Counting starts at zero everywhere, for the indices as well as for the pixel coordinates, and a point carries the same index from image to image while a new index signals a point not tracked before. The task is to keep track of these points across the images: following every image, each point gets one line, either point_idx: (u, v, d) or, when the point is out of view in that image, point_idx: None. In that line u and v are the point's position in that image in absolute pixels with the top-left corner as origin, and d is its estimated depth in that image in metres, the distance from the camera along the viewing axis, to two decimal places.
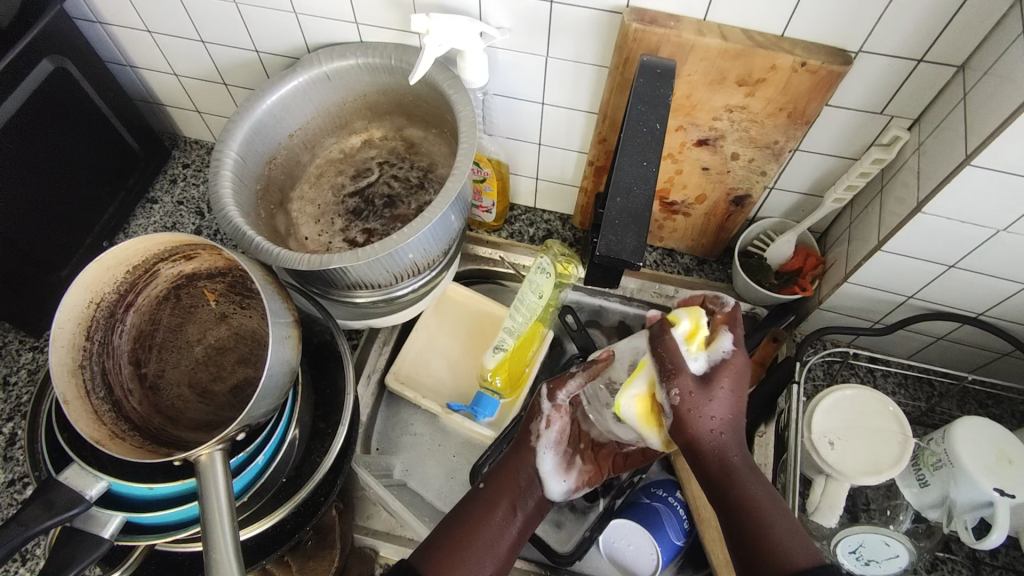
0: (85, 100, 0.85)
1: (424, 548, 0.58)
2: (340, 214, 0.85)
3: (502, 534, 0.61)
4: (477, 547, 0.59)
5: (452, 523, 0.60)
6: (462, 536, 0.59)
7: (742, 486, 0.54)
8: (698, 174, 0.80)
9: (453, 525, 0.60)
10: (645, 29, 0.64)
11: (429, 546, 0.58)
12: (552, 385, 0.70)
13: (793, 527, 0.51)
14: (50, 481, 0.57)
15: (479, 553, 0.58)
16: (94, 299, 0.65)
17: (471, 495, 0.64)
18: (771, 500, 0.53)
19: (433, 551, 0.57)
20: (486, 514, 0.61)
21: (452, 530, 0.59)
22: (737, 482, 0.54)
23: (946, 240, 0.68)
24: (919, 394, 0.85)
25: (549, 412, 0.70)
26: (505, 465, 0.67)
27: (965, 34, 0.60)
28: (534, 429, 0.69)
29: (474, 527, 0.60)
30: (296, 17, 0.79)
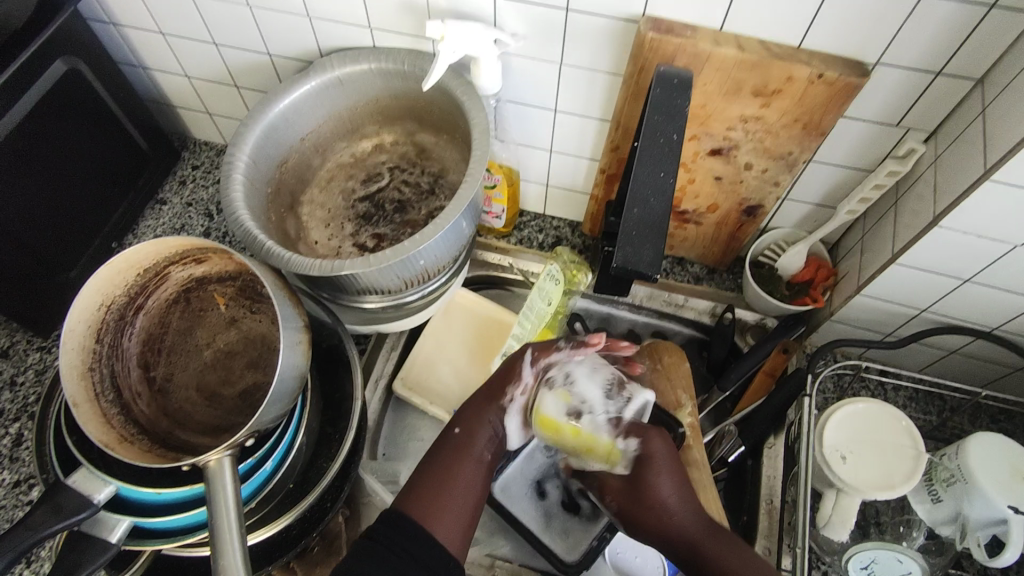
0: (96, 100, 0.85)
1: (406, 493, 0.58)
2: (350, 218, 0.85)
3: (479, 474, 0.62)
4: (457, 486, 0.59)
5: (428, 467, 0.61)
6: (440, 480, 0.59)
7: (712, 554, 0.56)
8: (711, 183, 0.80)
9: (428, 471, 0.60)
10: (661, 38, 0.64)
11: (409, 490, 0.59)
12: (537, 351, 0.69)
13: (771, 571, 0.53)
14: (59, 484, 0.56)
15: (460, 491, 0.59)
16: (105, 301, 0.65)
17: (442, 438, 0.63)
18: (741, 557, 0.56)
19: (415, 495, 0.58)
20: (460, 455, 0.62)
21: (430, 475, 0.60)
22: (705, 552, 0.56)
23: (962, 254, 0.67)
24: (930, 408, 0.84)
25: (529, 375, 0.67)
26: (472, 405, 0.66)
27: (984, 48, 0.60)
28: (508, 392, 0.66)
29: (452, 471, 0.60)
30: (310, 21, 0.79)
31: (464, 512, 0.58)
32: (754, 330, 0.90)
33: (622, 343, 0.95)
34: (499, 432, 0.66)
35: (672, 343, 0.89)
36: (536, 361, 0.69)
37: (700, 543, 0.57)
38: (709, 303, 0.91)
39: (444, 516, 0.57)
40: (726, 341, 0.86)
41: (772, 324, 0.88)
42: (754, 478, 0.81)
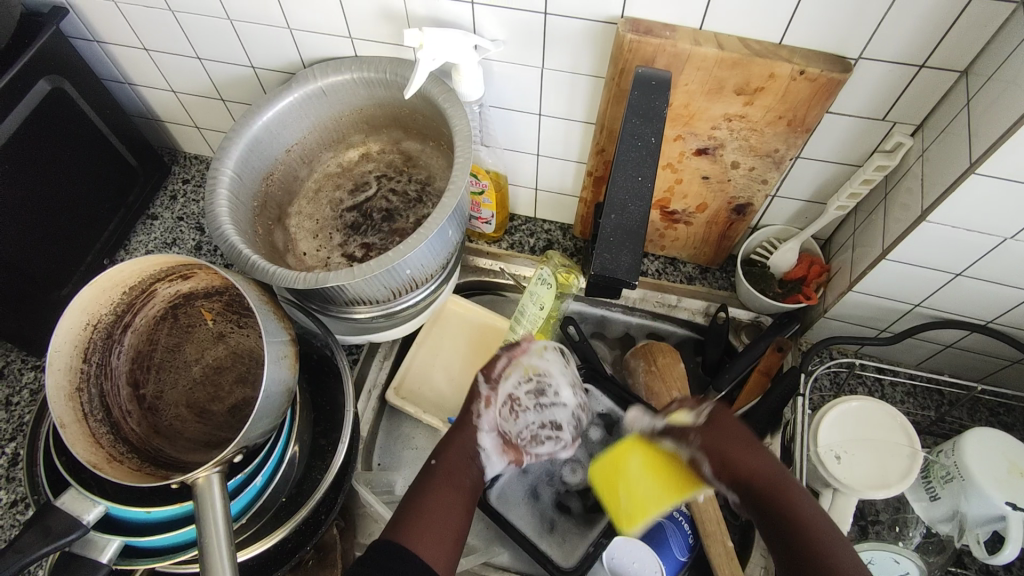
0: (81, 118, 0.85)
1: (393, 522, 0.60)
2: (338, 228, 0.85)
3: (457, 502, 0.64)
4: (435, 510, 0.61)
5: (414, 499, 0.62)
6: (428, 505, 0.61)
7: (792, 507, 0.58)
8: (698, 183, 0.79)
9: (410, 501, 0.62)
10: (639, 39, 0.64)
11: (395, 519, 0.61)
12: (485, 372, 0.76)
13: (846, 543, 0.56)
14: (49, 506, 0.56)
15: (439, 516, 0.61)
16: (91, 321, 0.65)
17: (422, 472, 0.66)
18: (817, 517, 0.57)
19: (401, 522, 0.60)
20: (442, 484, 0.64)
21: (414, 505, 0.61)
22: (787, 506, 0.58)
23: (953, 248, 0.66)
24: (928, 403, 0.84)
25: (487, 393, 0.74)
26: (451, 440, 0.70)
27: (967, 39, 0.59)
28: (473, 409, 0.73)
29: (435, 497, 0.62)
30: (290, 33, 0.79)
31: (447, 535, 0.60)
32: (750, 328, 0.89)
33: (616, 347, 0.93)
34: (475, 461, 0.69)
35: (664, 343, 0.89)
36: (489, 379, 0.75)
37: (776, 490, 0.60)
38: (702, 302, 0.91)
39: (426, 538, 0.58)
40: (721, 341, 0.86)
41: (767, 323, 0.88)
42: None
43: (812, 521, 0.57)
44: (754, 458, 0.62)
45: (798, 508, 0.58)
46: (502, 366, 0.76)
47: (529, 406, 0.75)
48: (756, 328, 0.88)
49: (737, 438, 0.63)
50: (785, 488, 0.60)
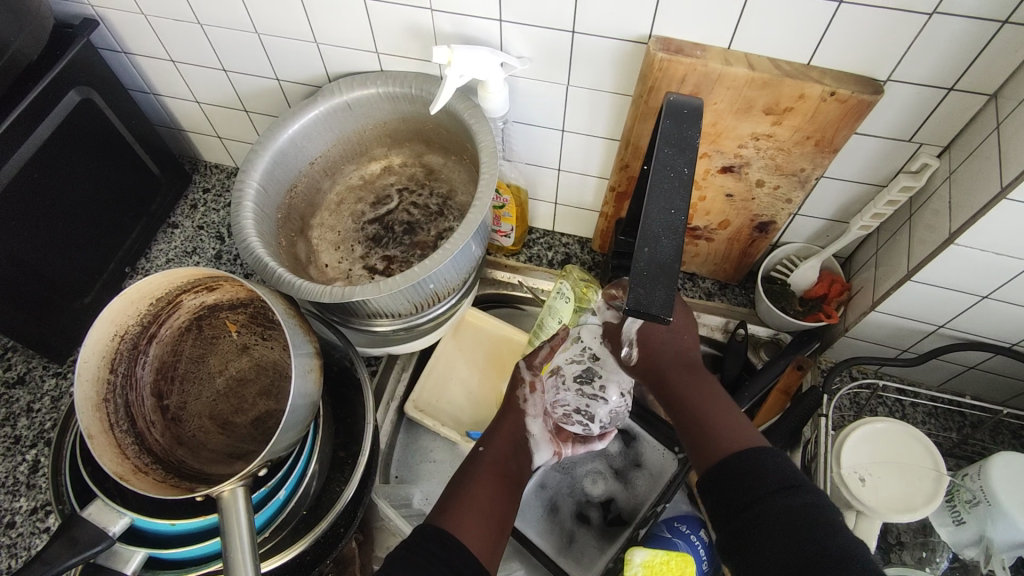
0: (107, 127, 0.85)
1: (439, 509, 0.57)
2: (360, 240, 0.85)
3: (503, 492, 0.61)
4: (484, 499, 0.59)
5: (461, 487, 0.60)
6: (476, 492, 0.59)
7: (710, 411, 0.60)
8: (721, 201, 0.79)
9: (455, 489, 0.60)
10: (668, 59, 0.64)
11: (443, 505, 0.58)
12: (528, 358, 0.76)
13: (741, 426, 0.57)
14: (74, 517, 0.57)
15: (487, 504, 0.58)
16: (118, 332, 0.65)
17: (469, 459, 0.64)
18: (711, 396, 0.61)
19: (447, 509, 0.57)
20: (490, 473, 0.62)
21: (460, 494, 0.59)
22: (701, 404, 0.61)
23: (981, 271, 0.66)
24: (950, 425, 0.83)
25: (530, 380, 0.74)
26: (496, 431, 0.69)
27: (998, 63, 0.59)
28: (519, 395, 0.73)
29: (482, 484, 0.60)
30: (317, 46, 0.79)
31: (493, 523, 0.57)
32: (769, 346, 0.89)
33: None
34: (522, 447, 0.70)
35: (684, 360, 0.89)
36: (531, 366, 0.75)
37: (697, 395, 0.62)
38: (721, 318, 0.91)
39: (474, 525, 0.55)
40: (740, 357, 0.85)
41: (786, 340, 0.88)
42: None
43: (705, 398, 0.61)
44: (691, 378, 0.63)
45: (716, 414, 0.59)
46: (545, 354, 0.75)
47: (572, 386, 0.71)
48: (775, 346, 0.88)
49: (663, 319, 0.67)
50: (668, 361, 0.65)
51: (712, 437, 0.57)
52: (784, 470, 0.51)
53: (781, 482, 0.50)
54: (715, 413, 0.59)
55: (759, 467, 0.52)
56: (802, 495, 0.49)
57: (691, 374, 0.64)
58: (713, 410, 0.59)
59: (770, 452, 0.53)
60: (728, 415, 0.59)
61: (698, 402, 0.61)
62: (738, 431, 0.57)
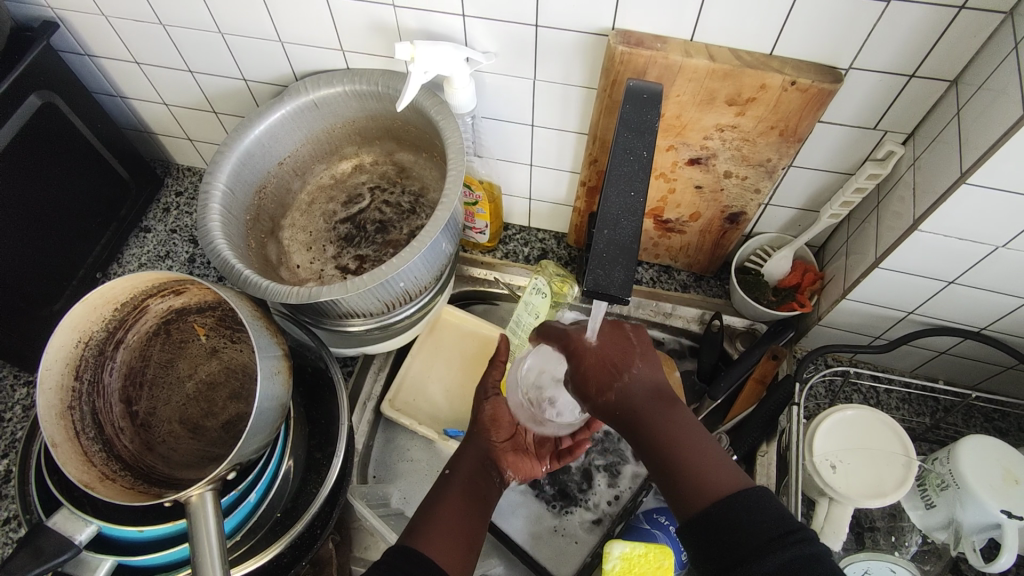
0: (71, 131, 0.84)
1: (409, 530, 0.58)
2: (332, 240, 0.85)
3: (473, 508, 0.61)
4: (453, 519, 0.59)
5: (430, 509, 0.60)
6: (447, 514, 0.60)
7: (660, 423, 0.54)
8: (691, 192, 0.80)
9: (426, 509, 0.60)
10: (631, 51, 0.64)
11: (414, 524, 0.59)
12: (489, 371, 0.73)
13: (719, 459, 0.53)
14: (39, 527, 0.56)
15: (456, 525, 0.59)
16: (83, 338, 0.65)
17: (439, 482, 0.64)
18: (686, 433, 0.54)
19: (416, 530, 0.58)
20: (459, 496, 0.62)
21: (428, 515, 0.59)
22: (655, 423, 0.54)
23: (947, 257, 0.66)
24: (923, 410, 0.84)
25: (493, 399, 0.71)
26: (463, 448, 0.68)
27: (956, 49, 0.59)
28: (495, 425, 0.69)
29: (448, 505, 0.60)
30: (282, 45, 0.78)
31: (461, 540, 0.58)
32: (745, 336, 0.89)
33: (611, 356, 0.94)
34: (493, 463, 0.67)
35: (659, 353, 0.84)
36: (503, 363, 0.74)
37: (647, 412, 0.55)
38: (697, 310, 0.91)
39: (441, 546, 0.56)
40: (716, 348, 0.86)
41: (762, 330, 0.88)
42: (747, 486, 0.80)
43: (685, 438, 0.54)
44: (671, 415, 0.55)
45: (691, 454, 0.53)
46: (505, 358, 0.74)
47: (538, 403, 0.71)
48: (751, 336, 0.88)
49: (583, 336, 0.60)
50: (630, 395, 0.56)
51: (699, 488, 0.51)
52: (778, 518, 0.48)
53: (774, 530, 0.47)
54: (697, 459, 0.53)
55: (751, 523, 0.48)
56: (798, 546, 0.46)
57: (668, 406, 0.56)
58: (685, 450, 0.54)
59: (759, 493, 0.50)
60: (708, 458, 0.53)
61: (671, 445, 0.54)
62: (719, 476, 0.52)
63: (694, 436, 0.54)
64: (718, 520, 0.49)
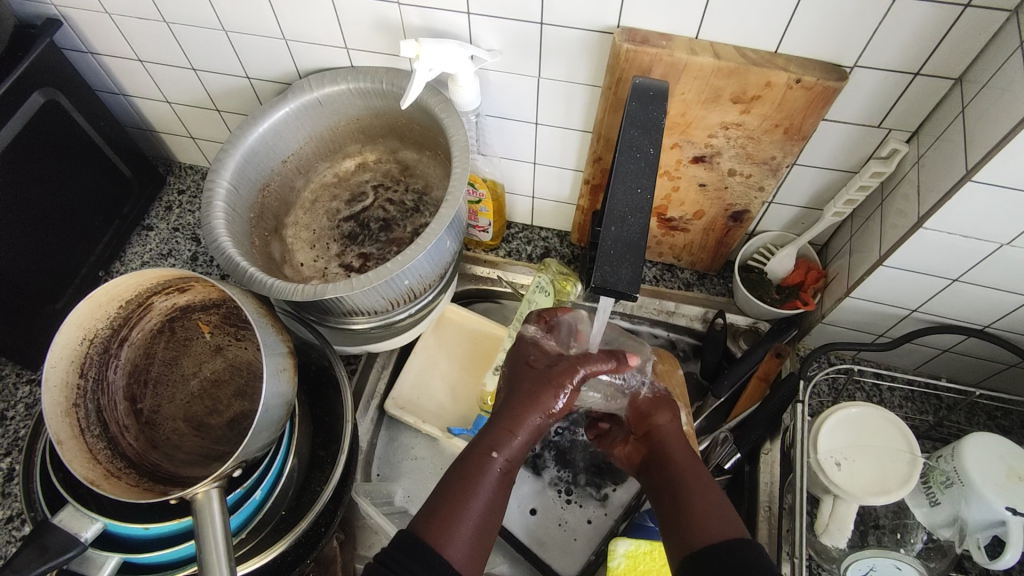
0: (75, 129, 0.84)
1: (424, 515, 0.56)
2: (335, 238, 0.85)
3: (495, 490, 0.58)
4: (475, 507, 0.56)
5: (453, 489, 0.57)
6: (469, 500, 0.56)
7: (675, 463, 0.60)
8: (695, 190, 0.80)
9: (449, 491, 0.57)
10: (636, 49, 0.64)
11: (429, 509, 0.56)
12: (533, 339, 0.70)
13: (718, 506, 0.56)
14: (45, 524, 0.56)
15: (478, 513, 0.56)
16: (88, 335, 0.65)
17: (468, 452, 0.60)
18: (695, 473, 0.59)
19: (433, 516, 0.55)
20: (490, 478, 0.58)
21: (450, 500, 0.56)
22: (671, 463, 0.61)
23: (951, 254, 0.67)
24: (926, 408, 0.84)
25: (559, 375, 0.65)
26: (501, 421, 0.62)
27: (961, 47, 0.59)
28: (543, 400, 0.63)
29: (475, 490, 0.57)
30: (286, 43, 0.78)
31: (482, 529, 0.56)
32: (747, 334, 0.89)
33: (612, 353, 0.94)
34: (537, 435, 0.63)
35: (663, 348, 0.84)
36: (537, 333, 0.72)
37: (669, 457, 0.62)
38: (700, 308, 0.91)
39: (459, 536, 0.54)
40: (719, 347, 0.86)
41: (765, 329, 0.88)
42: (751, 483, 0.81)
43: (690, 474, 0.59)
44: (680, 458, 0.61)
45: (692, 496, 0.57)
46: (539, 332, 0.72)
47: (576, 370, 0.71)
48: (753, 334, 0.88)
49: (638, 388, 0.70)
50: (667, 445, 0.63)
51: (691, 528, 0.55)
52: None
53: None
54: (696, 501, 0.56)
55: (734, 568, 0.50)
56: None
57: (684, 451, 0.62)
58: (699, 503, 0.56)
59: (751, 546, 0.52)
60: (708, 501, 0.56)
61: (687, 496, 0.57)
62: (723, 525, 0.54)
63: (710, 497, 0.57)
64: (709, 562, 0.51)
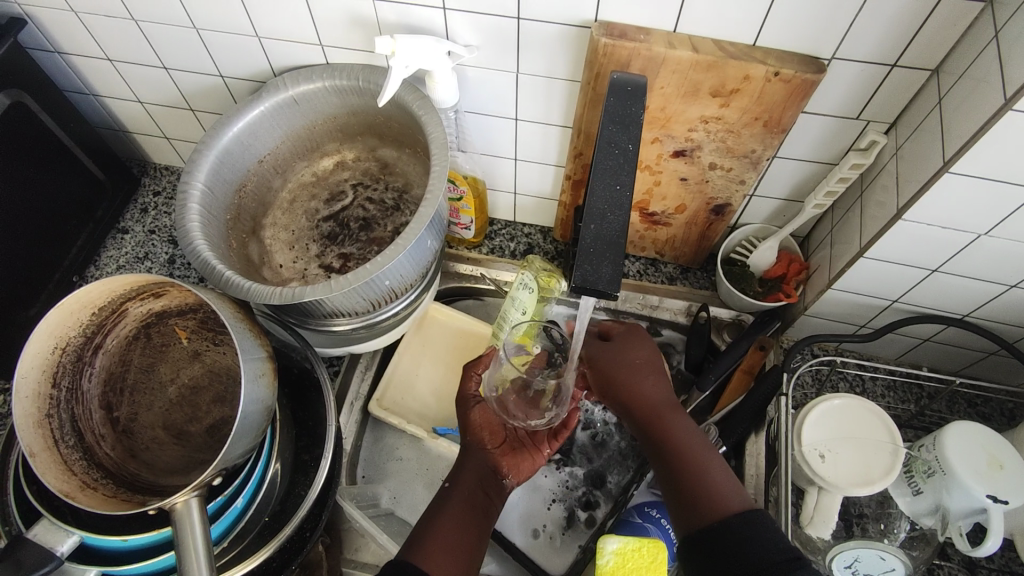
0: (43, 131, 0.82)
1: (411, 543, 0.60)
2: (314, 238, 0.83)
3: (475, 520, 0.64)
4: (451, 531, 0.62)
5: (436, 515, 0.63)
6: (447, 526, 0.62)
7: (671, 430, 0.66)
8: (677, 184, 0.79)
9: (430, 519, 0.63)
10: (614, 43, 0.63)
11: (417, 535, 0.61)
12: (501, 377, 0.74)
13: (725, 476, 0.62)
14: (18, 539, 0.55)
15: (455, 538, 0.61)
16: (60, 344, 0.63)
17: (439, 496, 0.66)
18: (695, 443, 0.64)
19: (417, 543, 0.60)
20: (461, 508, 0.64)
21: (430, 524, 0.62)
22: (666, 426, 0.66)
23: (930, 245, 0.67)
24: (908, 397, 0.85)
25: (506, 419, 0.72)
26: (466, 458, 0.69)
27: (936, 39, 0.59)
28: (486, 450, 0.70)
29: (450, 518, 0.63)
30: (259, 41, 0.77)
31: (461, 551, 0.60)
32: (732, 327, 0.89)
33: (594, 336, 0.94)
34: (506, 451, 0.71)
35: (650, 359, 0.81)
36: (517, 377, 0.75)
37: (658, 417, 0.67)
38: (684, 303, 0.91)
39: (439, 558, 0.59)
40: (703, 340, 0.86)
41: (748, 321, 0.88)
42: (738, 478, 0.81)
43: (688, 448, 0.64)
44: (674, 424, 0.66)
45: (704, 468, 0.62)
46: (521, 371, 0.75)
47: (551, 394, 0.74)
48: (737, 326, 0.88)
49: (624, 366, 0.71)
50: (659, 411, 0.67)
51: (704, 505, 0.59)
52: (780, 547, 0.54)
53: (783, 556, 0.52)
54: (703, 473, 0.62)
55: (750, 544, 0.54)
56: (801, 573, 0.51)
57: (676, 417, 0.67)
58: (700, 473, 0.62)
59: (763, 517, 0.57)
60: (719, 484, 0.61)
61: (684, 460, 0.63)
62: (732, 500, 0.59)
63: (710, 463, 0.63)
64: (717, 536, 0.56)
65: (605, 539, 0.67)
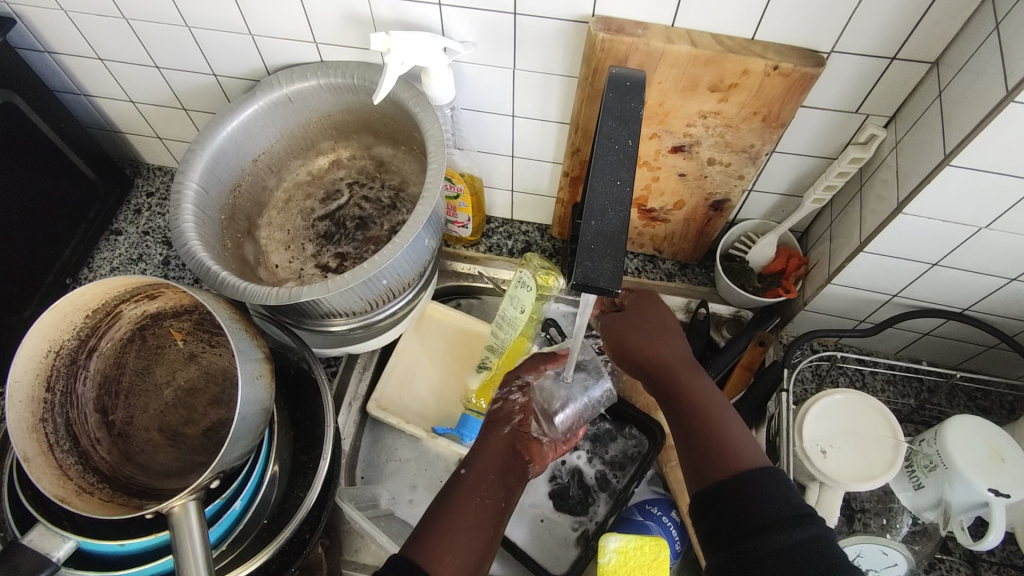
0: (32, 131, 0.81)
1: (415, 537, 0.56)
2: (311, 238, 0.82)
3: (488, 514, 0.58)
4: (465, 525, 0.56)
5: (445, 500, 0.59)
6: (457, 516, 0.57)
7: (686, 383, 0.62)
8: (675, 180, 0.79)
9: (436, 509, 0.58)
10: (612, 38, 0.62)
11: (418, 533, 0.56)
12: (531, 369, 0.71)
13: (747, 439, 0.57)
14: (13, 545, 0.54)
15: (468, 531, 0.56)
16: (53, 346, 0.62)
17: (451, 480, 0.61)
18: (712, 398, 0.61)
19: (421, 536, 0.55)
20: (472, 496, 0.59)
21: (437, 515, 0.57)
22: (680, 381, 0.63)
23: (930, 239, 0.67)
24: (908, 391, 0.85)
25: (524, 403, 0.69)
26: (482, 445, 0.65)
27: (936, 31, 0.59)
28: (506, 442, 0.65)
29: (460, 507, 0.58)
30: (252, 38, 0.76)
31: (475, 544, 0.56)
32: (731, 323, 0.89)
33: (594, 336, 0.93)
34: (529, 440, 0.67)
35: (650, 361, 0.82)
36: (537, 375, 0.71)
37: (675, 370, 0.63)
38: (682, 299, 0.91)
39: (447, 559, 0.54)
40: (702, 335, 0.85)
41: (747, 317, 0.88)
42: None
43: (705, 401, 0.61)
44: (691, 379, 0.63)
45: (723, 423, 0.58)
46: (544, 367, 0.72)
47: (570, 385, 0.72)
48: (736, 323, 0.88)
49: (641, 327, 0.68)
50: (675, 367, 0.64)
51: (725, 463, 0.55)
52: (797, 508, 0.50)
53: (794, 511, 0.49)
54: (722, 431, 0.57)
55: (768, 495, 0.51)
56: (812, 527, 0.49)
57: (693, 372, 0.63)
58: (717, 428, 0.58)
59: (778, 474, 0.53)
60: (738, 439, 0.57)
61: (701, 415, 0.59)
62: (749, 456, 0.55)
63: (728, 421, 0.59)
64: (731, 486, 0.52)
65: (606, 538, 0.66)
